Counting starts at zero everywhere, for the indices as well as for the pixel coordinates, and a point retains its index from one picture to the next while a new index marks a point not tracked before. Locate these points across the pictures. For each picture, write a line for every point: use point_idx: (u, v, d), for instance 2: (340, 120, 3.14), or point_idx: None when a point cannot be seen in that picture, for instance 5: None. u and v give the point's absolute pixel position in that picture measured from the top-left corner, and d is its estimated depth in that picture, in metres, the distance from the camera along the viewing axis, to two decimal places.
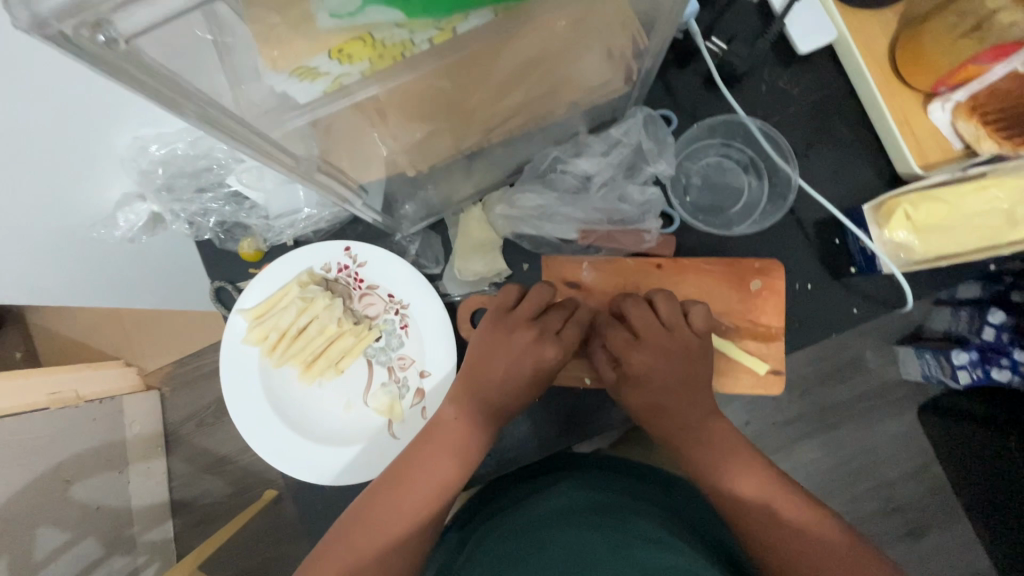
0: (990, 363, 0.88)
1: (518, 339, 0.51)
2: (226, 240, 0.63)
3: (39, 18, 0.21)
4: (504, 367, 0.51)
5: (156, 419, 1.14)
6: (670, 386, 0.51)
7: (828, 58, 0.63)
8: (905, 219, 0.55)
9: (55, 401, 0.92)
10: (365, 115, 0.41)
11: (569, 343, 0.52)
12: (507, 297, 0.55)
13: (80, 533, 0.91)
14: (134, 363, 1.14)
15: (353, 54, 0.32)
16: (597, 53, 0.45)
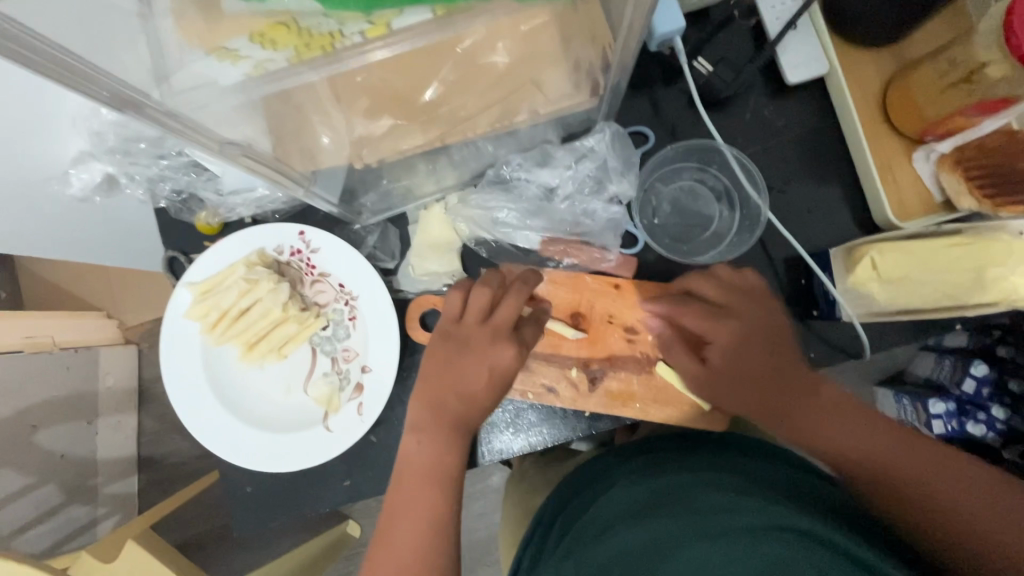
0: (966, 416, 0.80)
1: (477, 347, 0.49)
2: (181, 211, 0.63)
3: None
4: (466, 376, 0.49)
5: (132, 375, 1.13)
6: (762, 348, 0.48)
7: (817, 91, 0.60)
8: (869, 270, 0.53)
9: (31, 345, 0.91)
10: (314, 99, 0.40)
11: (527, 340, 0.52)
12: (460, 298, 0.51)
13: (41, 478, 0.93)
14: (115, 315, 1.09)
15: (278, 39, 0.31)
16: (564, 64, 0.43)
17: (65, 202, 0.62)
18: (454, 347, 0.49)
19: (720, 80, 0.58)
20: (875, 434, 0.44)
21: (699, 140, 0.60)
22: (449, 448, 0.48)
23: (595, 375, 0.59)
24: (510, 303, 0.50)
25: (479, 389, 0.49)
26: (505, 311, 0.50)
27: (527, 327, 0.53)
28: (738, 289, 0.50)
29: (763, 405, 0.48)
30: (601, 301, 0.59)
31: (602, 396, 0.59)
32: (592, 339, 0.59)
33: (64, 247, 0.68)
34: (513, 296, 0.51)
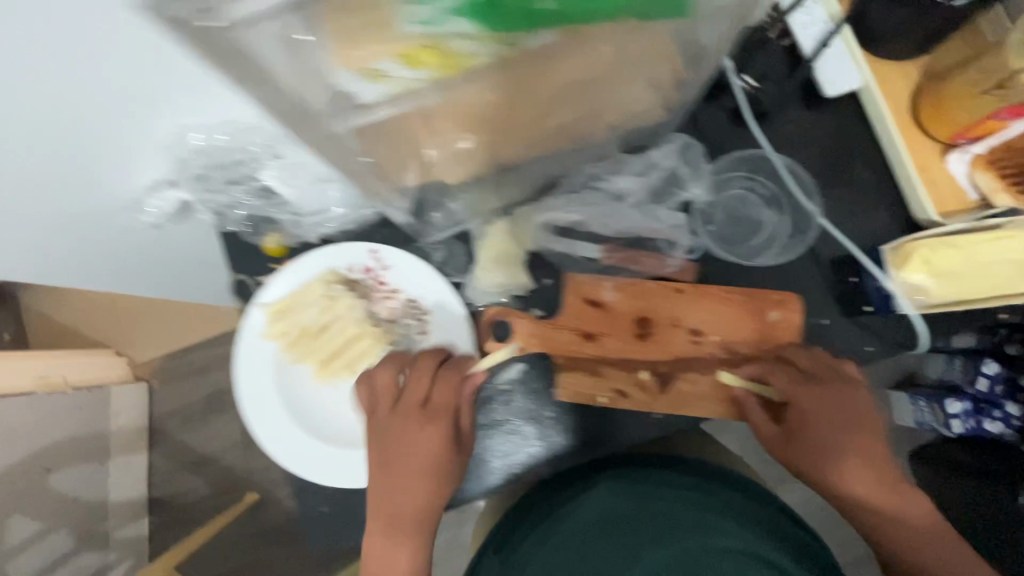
0: (981, 414, 0.87)
1: (403, 435, 0.56)
2: (253, 234, 0.64)
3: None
4: (396, 460, 0.56)
5: (144, 413, 1.38)
6: (843, 429, 0.56)
7: (851, 102, 0.65)
8: (922, 264, 0.56)
9: (42, 384, 1.11)
10: (407, 129, 0.41)
11: (446, 409, 0.56)
12: (366, 396, 0.58)
13: (55, 523, 1.11)
14: (126, 352, 1.37)
15: (423, 61, 0.33)
16: (641, 83, 0.47)
17: (133, 227, 0.63)
18: (380, 442, 0.57)
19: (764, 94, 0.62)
20: (935, 525, 0.53)
21: (748, 150, 0.64)
22: (405, 519, 0.56)
23: (664, 378, 0.61)
24: (420, 385, 0.57)
25: (418, 468, 0.56)
26: (410, 395, 0.56)
27: (437, 391, 0.56)
28: (825, 362, 0.58)
29: (842, 480, 0.55)
30: (666, 306, 0.61)
31: (672, 397, 0.61)
32: (660, 343, 0.61)
33: (121, 268, 0.70)
34: (412, 372, 0.57)
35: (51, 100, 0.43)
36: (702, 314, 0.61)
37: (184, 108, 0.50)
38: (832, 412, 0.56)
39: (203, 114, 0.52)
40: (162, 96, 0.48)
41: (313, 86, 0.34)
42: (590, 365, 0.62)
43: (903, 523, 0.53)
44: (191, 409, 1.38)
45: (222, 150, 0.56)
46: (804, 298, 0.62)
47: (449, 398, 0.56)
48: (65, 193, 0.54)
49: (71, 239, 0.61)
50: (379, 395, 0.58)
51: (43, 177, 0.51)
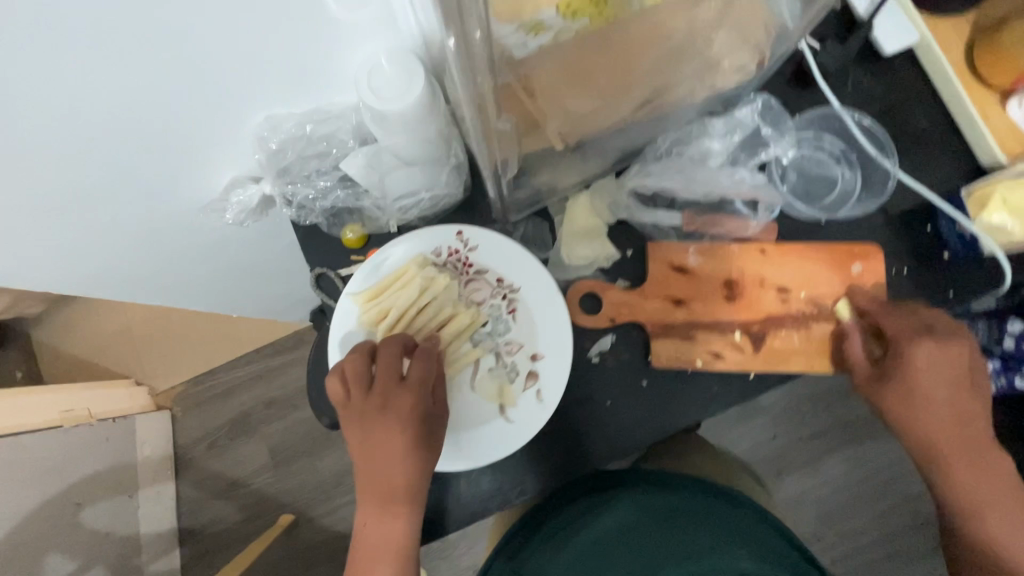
0: (1012, 371, 0.89)
1: (375, 412, 0.53)
2: (334, 225, 0.64)
3: None
4: (374, 438, 0.53)
5: (168, 442, 1.35)
6: (950, 380, 0.55)
7: (907, 60, 0.67)
8: (1001, 204, 0.58)
9: (67, 418, 1.07)
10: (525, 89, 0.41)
11: (417, 381, 0.54)
12: (342, 382, 0.55)
13: (91, 560, 1.07)
14: (145, 381, 1.33)
15: (576, 10, 0.38)
16: (732, 36, 0.49)
17: (207, 213, 0.63)
18: (357, 421, 0.54)
19: (828, 55, 0.64)
20: (1002, 484, 0.54)
21: (818, 109, 0.65)
22: (388, 494, 0.53)
23: (757, 336, 0.61)
24: (387, 356, 0.55)
25: (395, 445, 0.53)
26: (383, 371, 0.54)
27: (412, 365, 0.55)
28: (935, 316, 0.58)
29: (934, 430, 0.55)
30: (751, 266, 0.62)
31: (766, 355, 0.61)
32: (750, 303, 0.62)
33: (183, 258, 0.71)
34: (387, 348, 0.55)
35: (169, 71, 0.43)
36: (787, 271, 0.62)
37: (285, 93, 0.52)
38: (942, 363, 0.55)
39: (295, 102, 0.53)
40: (265, 78, 0.49)
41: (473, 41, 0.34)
42: (683, 331, 0.62)
43: (971, 480, 0.54)
44: (218, 433, 1.37)
45: (311, 139, 0.58)
46: (884, 249, 0.63)
47: (397, 368, 0.54)
48: (152, 177, 0.55)
49: (149, 223, 0.61)
50: (353, 380, 0.55)
51: (141, 153, 0.51)
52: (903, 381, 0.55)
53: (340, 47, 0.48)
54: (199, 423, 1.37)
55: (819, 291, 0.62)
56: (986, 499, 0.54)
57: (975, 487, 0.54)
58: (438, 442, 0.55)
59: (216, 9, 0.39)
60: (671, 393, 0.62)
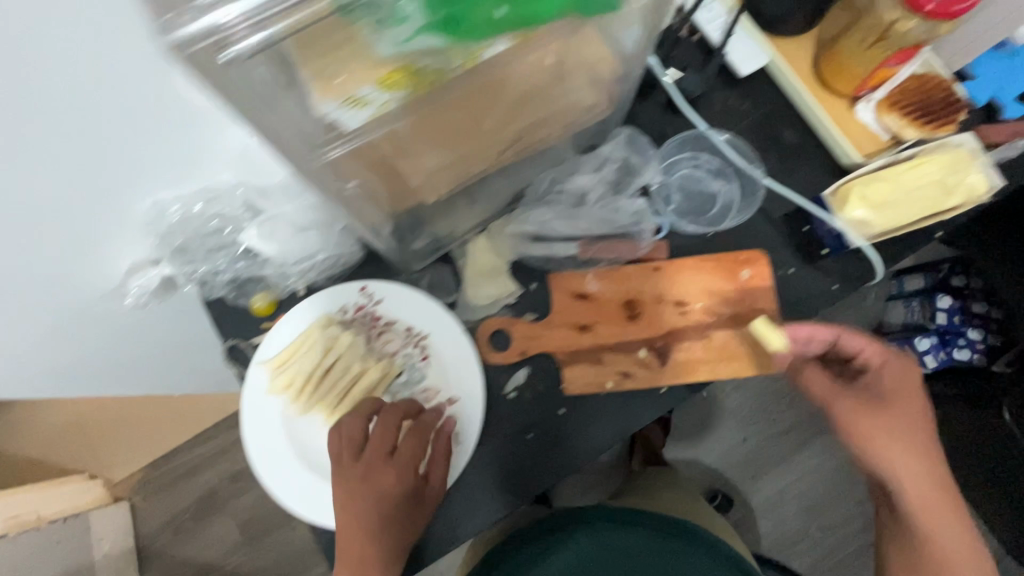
0: (950, 344, 1.12)
1: (366, 482, 0.55)
2: (238, 296, 0.64)
3: (176, 39, 0.29)
4: (362, 507, 0.55)
5: (130, 534, 1.29)
6: (920, 425, 0.58)
7: (764, 78, 0.73)
8: (862, 200, 0.63)
9: (14, 525, 1.02)
10: (375, 153, 0.43)
11: (408, 458, 0.57)
12: (336, 444, 0.57)
13: None
14: (101, 474, 1.26)
15: (397, 83, 0.36)
16: (585, 83, 0.51)
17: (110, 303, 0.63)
18: (346, 486, 0.56)
19: (690, 81, 0.69)
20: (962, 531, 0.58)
21: (686, 132, 0.70)
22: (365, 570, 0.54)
23: (662, 352, 0.64)
24: (386, 427, 0.57)
25: (374, 521, 0.54)
26: (376, 443, 0.56)
27: (404, 442, 0.57)
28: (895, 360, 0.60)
29: (909, 472, 0.57)
30: (647, 284, 0.65)
31: (673, 368, 0.63)
32: (650, 320, 0.65)
33: (99, 353, 0.70)
34: (384, 419, 0.58)
35: (37, 181, 0.44)
36: (682, 285, 0.65)
37: (163, 180, 0.53)
38: (910, 409, 0.58)
39: (178, 185, 0.55)
40: (143, 170, 0.51)
41: (303, 119, 0.38)
42: (592, 355, 0.64)
43: (934, 521, 0.57)
44: (182, 517, 1.31)
45: (201, 217, 0.60)
46: (767, 252, 0.67)
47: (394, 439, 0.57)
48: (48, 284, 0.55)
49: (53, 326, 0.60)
50: (345, 443, 0.57)
51: (32, 261, 0.51)
52: (879, 422, 0.57)
53: (209, 132, 0.51)
54: (162, 509, 1.31)
55: (712, 299, 0.65)
56: (948, 544, 0.57)
57: (938, 531, 0.57)
58: (419, 523, 0.56)
59: (67, 118, 0.41)
60: (593, 424, 0.64)
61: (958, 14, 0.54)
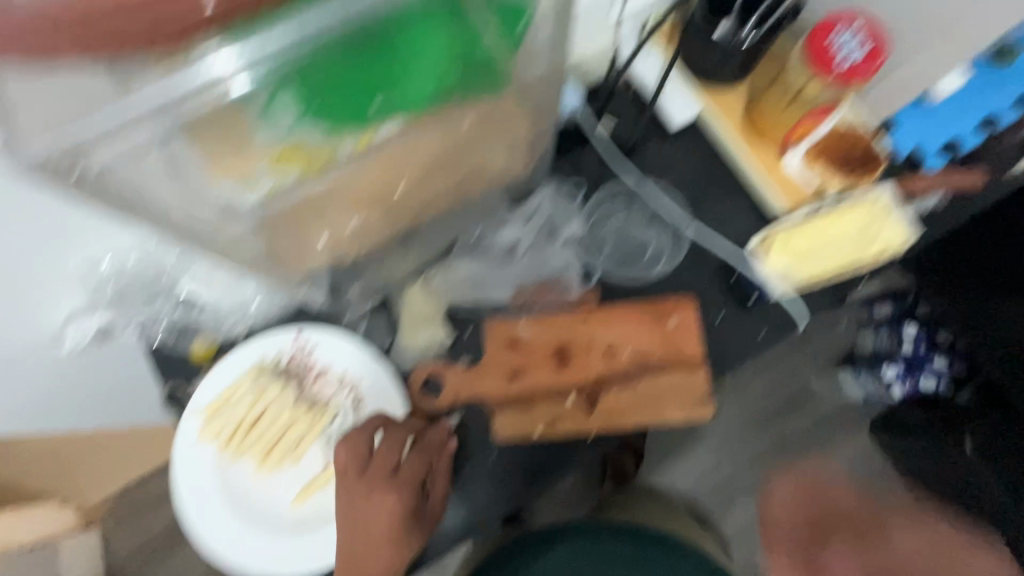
0: (916, 373, 1.12)
1: (373, 496, 0.57)
2: (178, 340, 0.66)
3: (29, 159, 0.31)
4: (369, 516, 0.57)
5: (99, 562, 1.29)
6: None
7: (697, 126, 0.75)
8: (783, 252, 0.65)
9: None
10: (282, 221, 0.45)
11: (412, 477, 0.58)
12: (340, 455, 0.59)
13: None
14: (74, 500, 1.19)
15: (288, 163, 0.38)
16: (502, 144, 0.54)
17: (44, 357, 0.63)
18: (349, 495, 0.58)
19: (623, 134, 0.72)
20: None
21: (618, 184, 0.72)
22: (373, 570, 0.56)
23: (592, 397, 0.65)
24: (393, 441, 0.59)
25: (376, 537, 0.56)
26: (380, 460, 0.58)
27: (408, 461, 0.59)
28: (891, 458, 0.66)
29: None
30: (578, 331, 0.66)
31: (602, 413, 0.65)
32: (581, 366, 0.66)
33: (39, 401, 0.70)
34: (393, 434, 0.60)
35: None
36: (613, 332, 0.66)
37: (94, 239, 0.55)
38: None
39: (112, 241, 0.56)
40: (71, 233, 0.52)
41: (197, 199, 0.40)
42: (523, 400, 0.65)
43: None
44: (152, 545, 1.31)
45: (136, 269, 0.61)
46: (694, 299, 0.69)
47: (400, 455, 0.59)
48: None
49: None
50: (351, 459, 0.58)
51: None
52: None
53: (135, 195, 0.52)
54: (131, 537, 1.31)
55: (640, 346, 0.66)
56: None
57: None
58: (418, 540, 0.58)
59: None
60: (557, 460, 0.66)
61: (869, 75, 0.57)
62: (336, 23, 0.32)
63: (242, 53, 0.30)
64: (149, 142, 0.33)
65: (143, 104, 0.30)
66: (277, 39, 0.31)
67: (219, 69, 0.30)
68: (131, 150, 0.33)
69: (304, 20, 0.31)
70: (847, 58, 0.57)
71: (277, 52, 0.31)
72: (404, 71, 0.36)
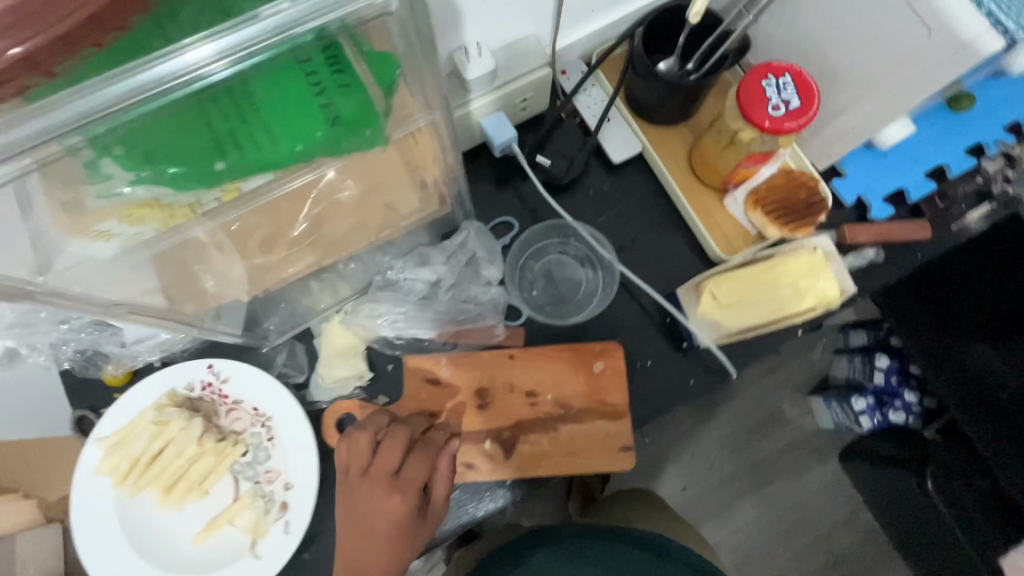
0: (886, 407, 0.91)
1: (374, 499, 0.52)
2: (87, 368, 0.65)
3: None
4: (370, 523, 0.51)
5: None
6: None
7: (639, 164, 0.73)
8: (712, 300, 0.63)
9: None
10: (163, 263, 0.44)
11: (414, 478, 0.54)
12: (346, 456, 0.56)
13: None
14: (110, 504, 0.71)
15: (145, 217, 0.37)
16: (412, 186, 0.50)
17: None
18: (351, 498, 0.54)
19: (559, 171, 0.70)
20: None
21: (552, 221, 0.70)
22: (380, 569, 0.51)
23: (508, 444, 0.63)
24: (393, 441, 0.55)
25: (380, 542, 0.51)
26: (382, 459, 0.54)
27: (409, 463, 0.55)
28: None
29: None
30: (499, 373, 0.64)
31: (518, 461, 0.63)
32: (499, 409, 0.64)
33: None
34: (394, 436, 0.56)
35: None
36: (535, 376, 0.65)
37: None
38: None
39: None
40: None
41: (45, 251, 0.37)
42: None
43: None
44: None
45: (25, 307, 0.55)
46: (623, 344, 0.67)
47: (401, 453, 0.55)
48: None
49: None
50: (354, 459, 0.55)
51: None
52: None
53: None
54: None
55: (564, 389, 0.64)
56: None
57: None
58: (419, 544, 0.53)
59: None
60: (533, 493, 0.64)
61: (802, 126, 0.55)
62: (153, 91, 0.29)
63: (48, 124, 0.28)
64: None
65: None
66: (81, 108, 0.28)
67: (30, 135, 0.28)
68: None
69: (112, 90, 0.28)
70: (777, 108, 0.55)
71: (86, 119, 0.28)
72: (254, 128, 0.33)
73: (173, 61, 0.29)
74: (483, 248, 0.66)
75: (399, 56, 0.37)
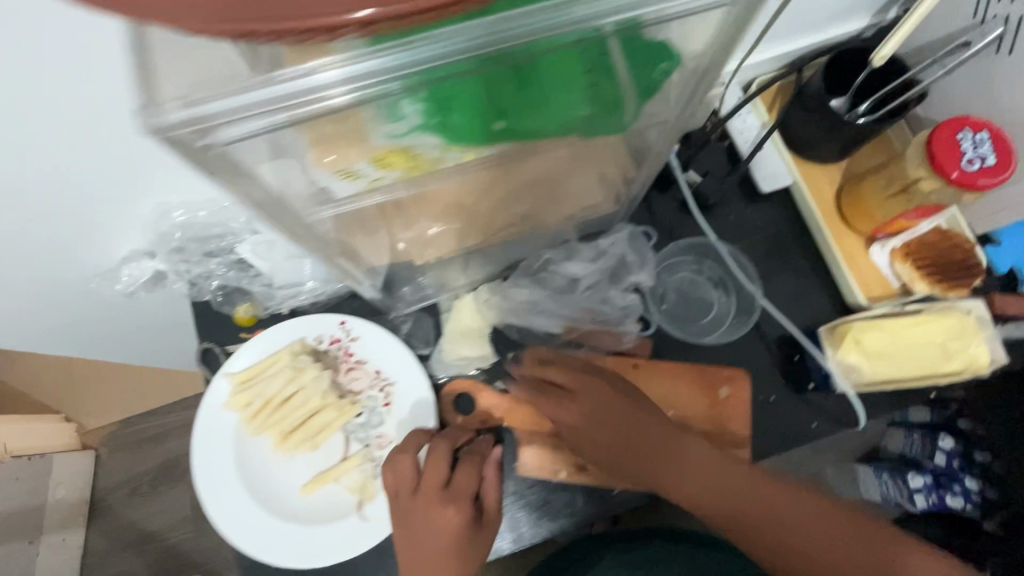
0: (943, 489, 0.87)
1: (435, 518, 0.52)
2: (223, 303, 0.65)
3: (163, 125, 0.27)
4: (424, 538, 0.52)
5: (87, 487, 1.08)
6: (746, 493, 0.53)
7: (785, 197, 0.73)
8: (857, 345, 0.62)
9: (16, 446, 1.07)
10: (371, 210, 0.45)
11: (463, 487, 0.54)
12: (392, 479, 0.56)
13: None
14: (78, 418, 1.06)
15: (392, 163, 0.37)
16: (596, 178, 0.51)
17: (100, 279, 0.62)
18: (404, 517, 0.54)
19: (709, 188, 0.70)
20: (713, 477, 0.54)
21: (695, 239, 0.72)
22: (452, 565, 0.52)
23: None
24: (438, 462, 0.54)
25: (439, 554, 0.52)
26: (431, 475, 0.54)
27: (458, 474, 0.54)
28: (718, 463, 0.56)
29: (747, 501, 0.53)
30: None
31: None
32: None
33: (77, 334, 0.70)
34: (437, 446, 0.56)
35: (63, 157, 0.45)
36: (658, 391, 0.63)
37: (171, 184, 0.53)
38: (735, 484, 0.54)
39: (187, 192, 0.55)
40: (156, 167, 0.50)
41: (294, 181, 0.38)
42: (552, 440, 0.62)
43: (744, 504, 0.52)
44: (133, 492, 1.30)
45: (203, 225, 0.60)
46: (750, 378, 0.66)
47: (450, 463, 0.55)
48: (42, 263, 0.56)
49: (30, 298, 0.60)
50: (401, 481, 0.55)
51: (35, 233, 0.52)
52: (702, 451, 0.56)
53: None
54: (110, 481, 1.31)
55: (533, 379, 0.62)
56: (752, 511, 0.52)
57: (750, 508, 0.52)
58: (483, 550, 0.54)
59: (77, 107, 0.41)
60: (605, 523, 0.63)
61: (995, 184, 0.54)
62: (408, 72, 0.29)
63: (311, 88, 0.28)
64: (268, 130, 0.30)
65: (314, 85, 0.28)
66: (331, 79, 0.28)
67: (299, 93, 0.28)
68: (266, 130, 0.30)
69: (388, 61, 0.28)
70: (972, 163, 0.54)
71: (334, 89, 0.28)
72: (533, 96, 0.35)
73: (431, 49, 0.28)
74: (630, 254, 0.67)
75: (683, 55, 0.38)
